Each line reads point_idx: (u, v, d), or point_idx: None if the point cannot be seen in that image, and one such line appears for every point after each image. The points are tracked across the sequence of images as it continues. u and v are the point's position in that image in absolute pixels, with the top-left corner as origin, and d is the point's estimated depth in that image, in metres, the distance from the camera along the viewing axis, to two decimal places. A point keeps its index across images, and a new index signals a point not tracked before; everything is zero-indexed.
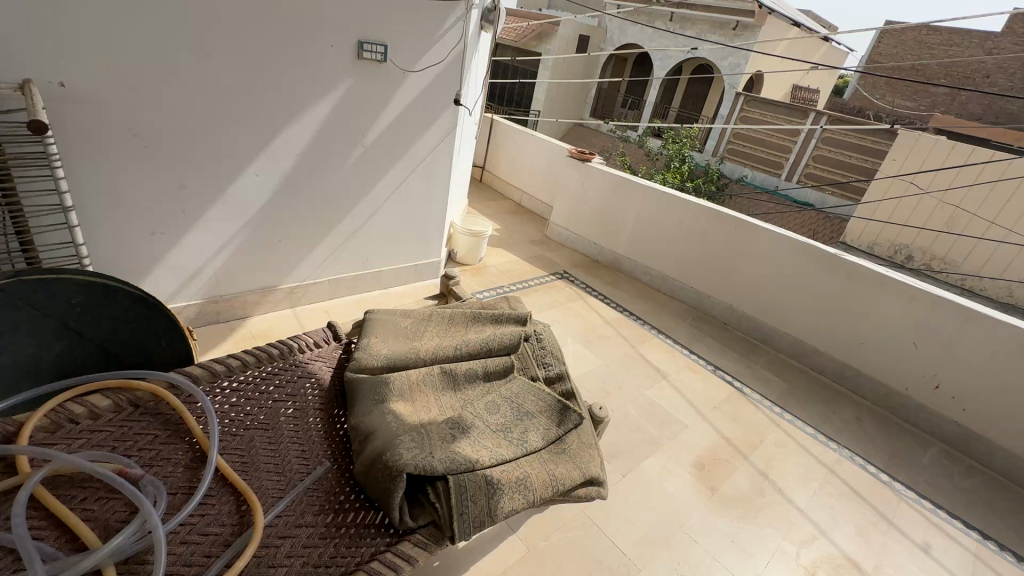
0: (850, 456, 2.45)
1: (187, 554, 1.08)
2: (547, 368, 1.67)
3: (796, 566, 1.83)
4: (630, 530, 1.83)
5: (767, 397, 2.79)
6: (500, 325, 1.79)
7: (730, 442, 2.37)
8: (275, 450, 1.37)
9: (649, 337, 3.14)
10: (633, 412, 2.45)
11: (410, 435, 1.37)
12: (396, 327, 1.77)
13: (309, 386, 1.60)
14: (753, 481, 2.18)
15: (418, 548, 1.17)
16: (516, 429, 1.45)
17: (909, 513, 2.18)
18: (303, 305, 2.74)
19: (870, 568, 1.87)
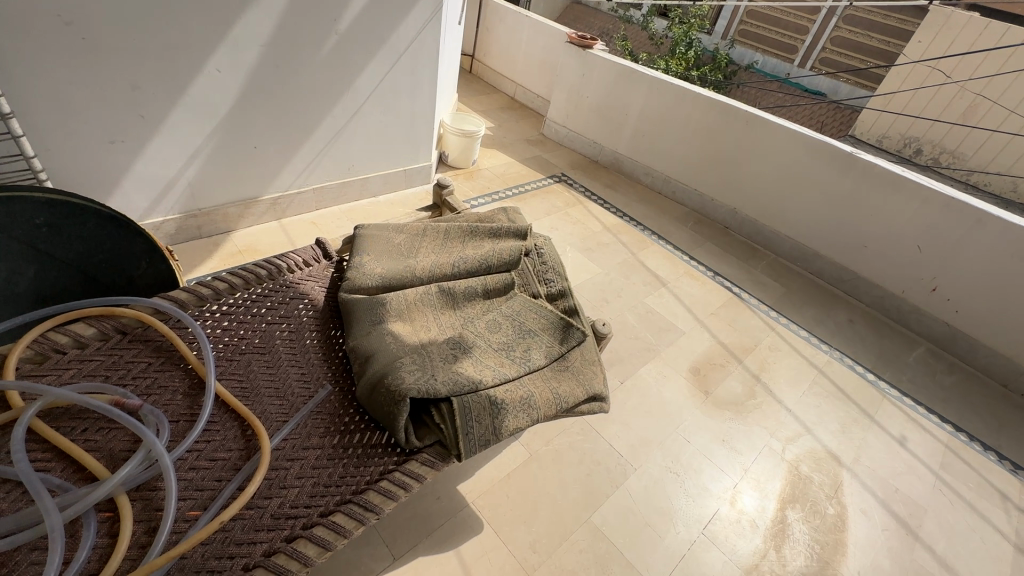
0: (840, 358, 2.52)
1: (198, 479, 1.09)
2: (550, 284, 1.61)
3: (781, 460, 1.95)
4: (627, 433, 1.91)
5: (764, 302, 2.80)
6: (499, 240, 1.69)
7: (725, 348, 2.41)
8: (274, 374, 1.35)
9: (650, 244, 3.07)
10: (631, 321, 2.45)
11: (411, 357, 1.34)
12: (389, 243, 1.66)
13: (303, 308, 1.54)
14: (745, 384, 2.25)
15: (426, 466, 1.19)
16: (518, 348, 1.42)
17: (889, 409, 2.29)
18: (288, 216, 2.60)
19: (848, 461, 2.01)
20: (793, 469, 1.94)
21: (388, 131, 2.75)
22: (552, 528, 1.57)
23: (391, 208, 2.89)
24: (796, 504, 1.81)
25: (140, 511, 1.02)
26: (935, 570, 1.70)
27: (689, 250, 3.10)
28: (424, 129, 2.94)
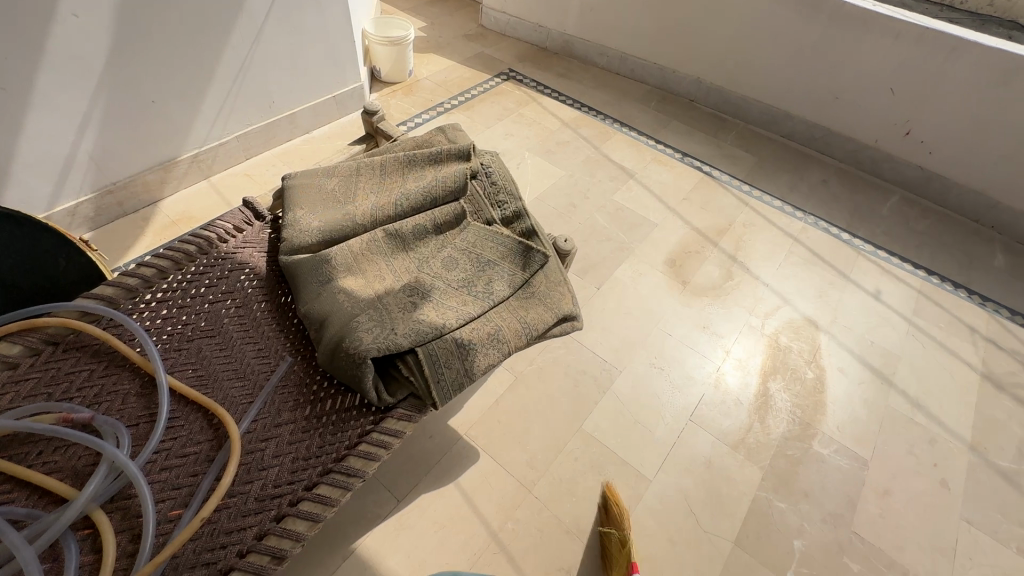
0: (815, 222, 2.48)
1: (173, 478, 1.07)
2: (503, 207, 1.48)
3: (761, 336, 1.99)
4: (609, 339, 1.91)
5: (737, 176, 2.69)
6: (441, 166, 1.54)
7: (699, 233, 2.35)
8: (230, 355, 1.28)
9: (613, 134, 2.87)
10: (601, 221, 2.36)
11: (368, 313, 1.27)
12: (321, 191, 1.50)
13: (245, 279, 1.43)
14: (723, 266, 2.22)
15: (403, 421, 1.17)
16: (479, 282, 1.35)
17: (864, 266, 2.30)
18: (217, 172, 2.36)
19: (826, 324, 2.05)
20: (774, 342, 1.97)
21: (305, 55, 2.42)
22: (546, 443, 1.62)
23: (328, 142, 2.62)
24: (777, 375, 1.87)
25: (120, 521, 1.00)
26: (908, 411, 1.80)
27: (655, 133, 2.92)
28: (345, 46, 2.59)
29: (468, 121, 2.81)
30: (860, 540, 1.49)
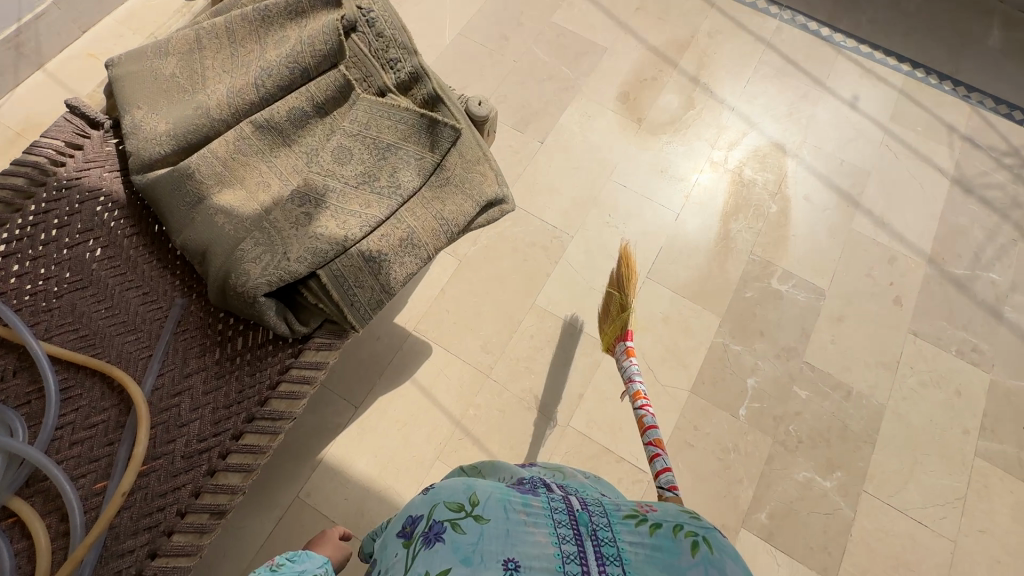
0: (792, 17, 2.08)
1: (87, 451, 0.99)
2: (396, 68, 1.16)
3: (724, 172, 1.80)
4: (557, 202, 1.72)
5: None
6: (306, 21, 1.16)
7: (657, 52, 1.98)
8: (111, 306, 1.10)
9: None
10: (540, 53, 1.95)
11: (253, 236, 1.06)
12: (157, 78, 1.14)
13: (102, 208, 1.17)
14: (683, 92, 1.92)
15: (323, 351, 1.07)
16: (382, 174, 1.11)
17: (843, 68, 2.00)
18: (50, 56, 1.82)
19: (794, 148, 1.85)
20: (737, 177, 1.80)
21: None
22: (499, 326, 1.55)
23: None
24: (739, 215, 1.74)
25: (44, 503, 0.95)
26: (871, 233, 1.73)
27: None
28: None
29: None
30: (809, 369, 1.54)
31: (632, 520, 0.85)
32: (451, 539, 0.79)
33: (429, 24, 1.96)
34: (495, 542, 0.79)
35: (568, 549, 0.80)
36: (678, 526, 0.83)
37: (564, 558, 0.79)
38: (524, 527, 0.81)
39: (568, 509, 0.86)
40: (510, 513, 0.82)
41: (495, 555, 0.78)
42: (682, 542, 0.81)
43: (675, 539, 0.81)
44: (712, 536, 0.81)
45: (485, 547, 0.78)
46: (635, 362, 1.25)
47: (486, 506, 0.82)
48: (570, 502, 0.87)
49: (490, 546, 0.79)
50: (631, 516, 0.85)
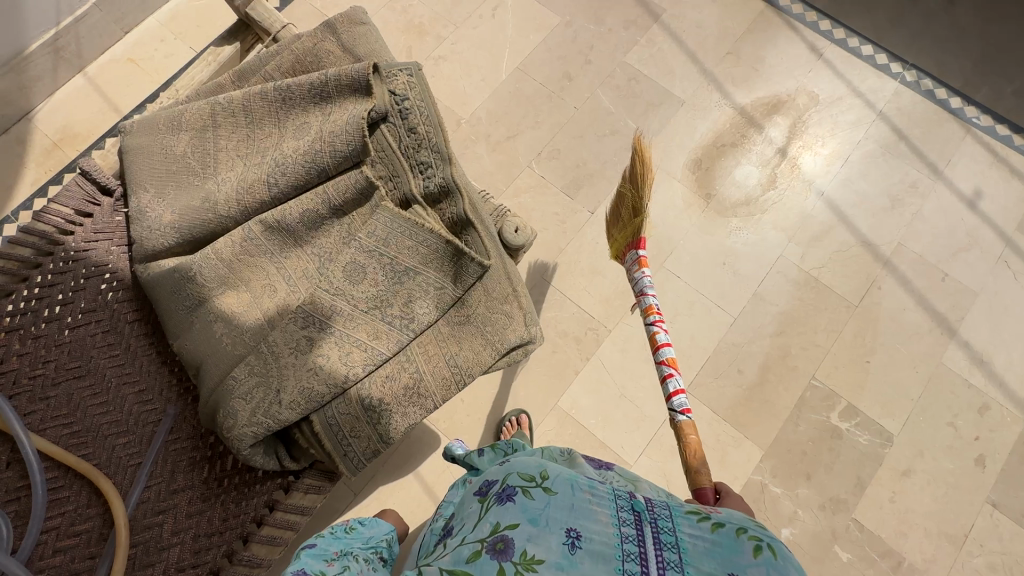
0: (916, 80, 1.74)
1: (69, 562, 0.97)
2: (426, 174, 1.00)
3: (798, 273, 1.56)
4: (599, 287, 1.54)
5: (812, 4, 1.83)
6: (330, 107, 1.00)
7: (742, 113, 1.71)
8: (106, 400, 1.05)
9: None
10: (606, 101, 1.72)
11: (250, 359, 0.96)
12: (166, 157, 1.03)
13: (105, 286, 1.10)
14: (766, 167, 1.65)
15: (311, 495, 1.05)
16: (395, 302, 0.98)
17: (970, 153, 1.67)
18: (91, 58, 1.75)
19: (888, 252, 1.57)
20: (814, 280, 1.55)
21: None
22: None
23: None
24: (807, 327, 1.51)
25: None
26: (964, 371, 1.47)
27: None
28: None
29: None
30: (857, 528, 1.36)
31: (695, 514, 0.67)
32: (520, 502, 0.67)
33: (487, 55, 1.77)
34: (562, 512, 0.66)
35: (630, 531, 0.65)
36: (744, 526, 0.65)
37: (624, 541, 0.64)
38: (587, 503, 0.67)
39: (632, 495, 0.70)
40: (579, 488, 0.68)
41: (560, 521, 0.65)
42: (745, 542, 0.63)
43: (736, 538, 0.64)
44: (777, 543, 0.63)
45: (554, 515, 0.65)
46: (647, 272, 1.16)
47: (556, 482, 0.69)
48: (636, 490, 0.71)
49: (558, 513, 0.65)
50: (694, 510, 0.68)
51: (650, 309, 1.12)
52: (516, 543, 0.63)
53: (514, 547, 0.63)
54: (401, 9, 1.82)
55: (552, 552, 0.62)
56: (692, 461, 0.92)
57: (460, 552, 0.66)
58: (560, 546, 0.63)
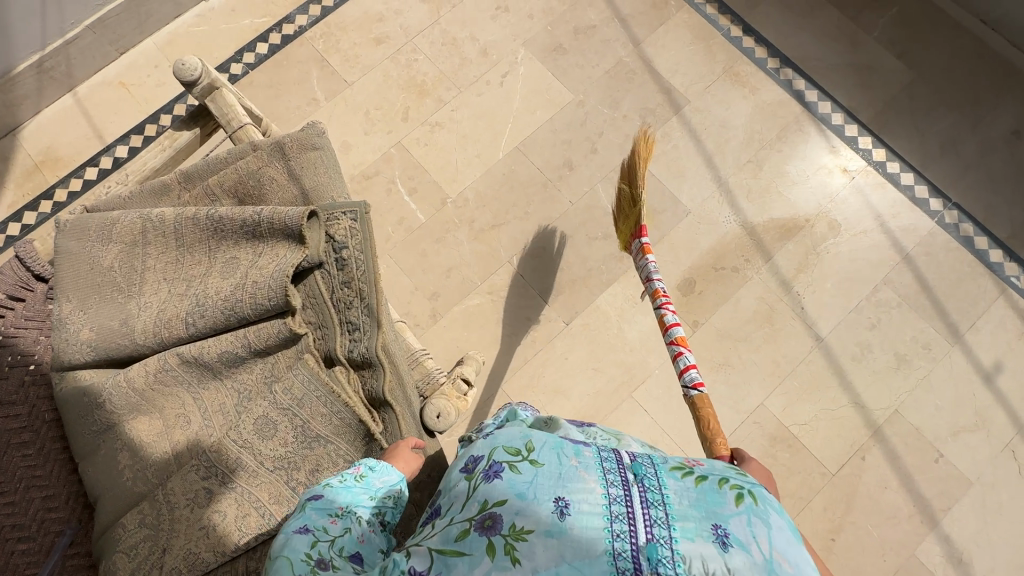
0: (955, 222, 1.56)
1: None
2: (353, 337, 0.94)
3: (776, 427, 1.43)
4: (559, 408, 1.46)
5: (855, 115, 1.64)
6: (262, 245, 0.92)
7: (750, 234, 1.56)
8: (8, 503, 1.00)
9: (672, 8, 1.74)
10: (604, 199, 1.59)
11: (144, 506, 0.92)
12: (93, 268, 0.98)
13: (28, 378, 1.06)
14: (764, 300, 1.51)
15: None
16: (302, 467, 0.92)
17: (999, 319, 1.49)
18: (82, 78, 1.69)
19: (881, 419, 1.43)
20: (791, 438, 1.43)
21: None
22: None
23: (229, 13, 1.75)
24: None
25: None
26: (937, 568, 1.35)
27: (746, 9, 1.74)
28: None
29: None
30: None
31: (681, 467, 0.59)
32: (505, 475, 0.57)
33: (486, 128, 1.65)
34: (549, 479, 0.56)
35: (618, 493, 0.56)
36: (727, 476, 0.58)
37: (612, 505, 0.55)
38: (574, 469, 0.57)
39: (619, 452, 0.60)
40: (564, 453, 0.58)
41: (549, 491, 0.55)
42: (728, 492, 0.56)
43: (719, 488, 0.57)
44: (760, 490, 0.57)
45: (543, 485, 0.55)
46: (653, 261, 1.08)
47: (541, 452, 0.58)
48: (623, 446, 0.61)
49: (546, 483, 0.56)
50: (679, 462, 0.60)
51: (656, 290, 1.06)
52: (504, 519, 0.54)
53: (502, 523, 0.54)
54: (405, 63, 1.71)
55: (541, 526, 0.54)
56: (707, 433, 0.85)
57: (446, 532, 0.56)
58: (550, 517, 0.54)
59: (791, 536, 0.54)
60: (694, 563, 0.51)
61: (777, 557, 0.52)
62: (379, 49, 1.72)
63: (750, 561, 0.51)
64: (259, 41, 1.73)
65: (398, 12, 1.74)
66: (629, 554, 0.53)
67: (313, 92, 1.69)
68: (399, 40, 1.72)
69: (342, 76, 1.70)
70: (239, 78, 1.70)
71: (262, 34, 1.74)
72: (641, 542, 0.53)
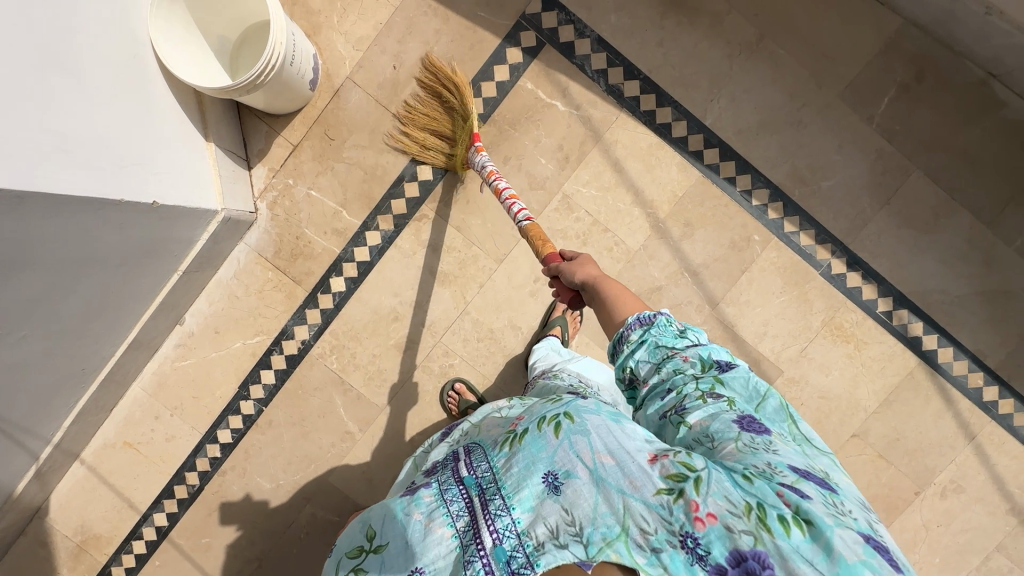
0: None
1: None
2: None
3: None
4: None
5: (981, 361, 1.39)
6: None
7: None
8: None
9: (757, 246, 1.37)
10: None
11: None
12: None
13: None
14: None
15: None
16: None
17: None
18: (83, 446, 1.48)
19: None
20: None
21: (48, 292, 0.98)
22: None
23: (214, 336, 1.44)
24: None
25: None
26: None
27: (850, 234, 1.37)
28: (142, 192, 1.03)
29: (456, 248, 1.40)
30: None
31: (506, 443, 0.64)
32: None
33: None
34: (395, 559, 0.63)
35: (462, 522, 0.60)
36: (543, 418, 0.62)
37: (461, 536, 0.60)
38: (418, 529, 0.63)
39: (456, 478, 0.65)
40: (405, 522, 0.64)
41: (397, 572, 0.62)
42: (546, 430, 0.60)
43: (539, 433, 0.60)
44: (574, 408, 0.61)
45: (390, 572, 0.63)
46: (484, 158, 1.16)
47: (382, 535, 0.66)
48: (458, 470, 0.66)
49: (394, 567, 0.63)
50: (506, 441, 0.64)
51: (488, 172, 1.13)
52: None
53: None
54: (439, 372, 1.43)
55: None
56: (537, 243, 0.99)
57: None
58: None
59: (608, 425, 0.56)
60: (535, 527, 0.55)
61: (597, 458, 0.55)
62: (404, 358, 1.43)
63: (576, 480, 0.55)
64: (262, 367, 1.45)
65: (415, 305, 1.41)
66: (481, 566, 0.56)
67: (343, 424, 1.46)
68: (426, 342, 1.42)
69: (371, 398, 1.45)
70: (254, 418, 1.47)
71: (262, 358, 1.45)
72: (489, 547, 0.56)
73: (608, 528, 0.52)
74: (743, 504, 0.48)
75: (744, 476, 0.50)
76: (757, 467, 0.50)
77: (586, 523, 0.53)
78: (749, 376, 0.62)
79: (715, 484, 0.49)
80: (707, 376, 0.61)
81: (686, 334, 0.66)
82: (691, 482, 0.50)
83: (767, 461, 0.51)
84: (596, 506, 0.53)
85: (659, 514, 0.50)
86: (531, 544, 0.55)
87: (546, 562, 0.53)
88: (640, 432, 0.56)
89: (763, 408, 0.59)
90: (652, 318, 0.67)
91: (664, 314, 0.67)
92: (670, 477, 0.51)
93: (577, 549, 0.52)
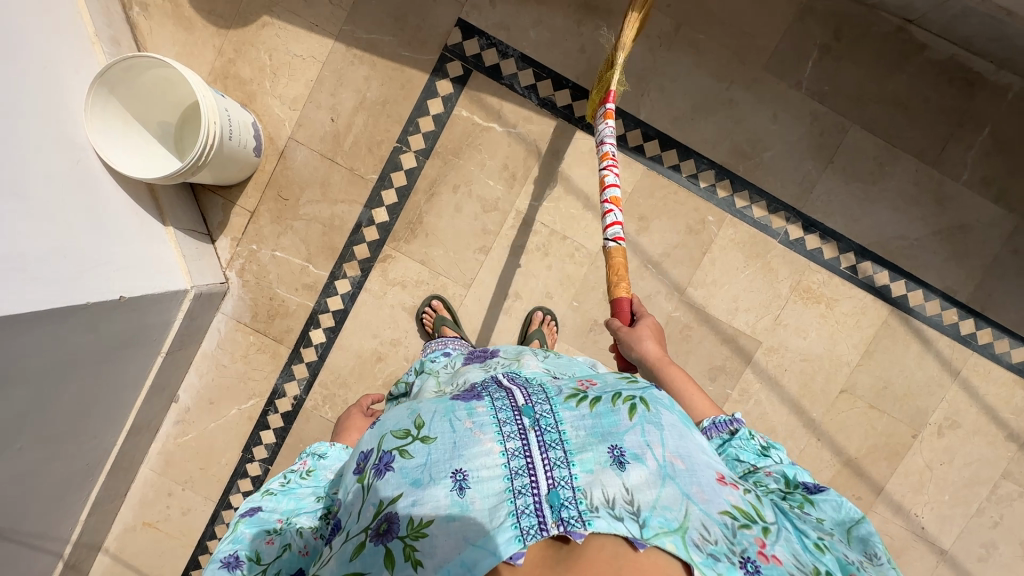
0: None
1: None
2: None
3: None
4: None
5: (953, 297, 1.41)
6: None
7: (855, 468, 1.46)
8: None
9: (713, 226, 1.40)
10: None
11: None
12: None
13: None
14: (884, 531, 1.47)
15: None
16: None
17: None
18: (105, 535, 1.52)
19: None
20: None
21: (36, 402, 1.02)
22: None
23: (210, 407, 1.49)
24: None
25: None
26: None
27: (802, 199, 1.39)
28: (106, 289, 1.06)
29: (423, 282, 1.43)
30: None
31: (574, 399, 0.64)
32: (398, 466, 0.59)
33: None
34: (445, 453, 0.59)
35: (515, 445, 0.58)
36: (616, 394, 0.64)
37: (510, 459, 0.58)
38: (469, 437, 0.59)
39: (513, 404, 0.62)
40: (456, 425, 0.60)
41: (443, 467, 0.58)
42: (620, 409, 0.62)
43: (612, 408, 0.62)
44: (650, 396, 0.63)
45: (437, 462, 0.58)
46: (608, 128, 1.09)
47: (433, 427, 0.61)
48: (515, 396, 0.63)
49: (440, 461, 0.58)
50: (573, 396, 0.64)
51: (601, 152, 1.09)
52: (400, 516, 0.56)
53: (398, 522, 0.56)
54: None
55: (443, 509, 0.56)
56: (614, 280, 1.00)
57: (343, 551, 0.57)
58: (450, 496, 0.56)
59: (680, 428, 0.61)
60: (593, 488, 0.56)
61: (668, 458, 0.59)
62: None
63: (644, 467, 0.58)
64: (261, 429, 1.49)
65: (395, 343, 1.45)
66: (532, 501, 0.55)
67: None
68: None
69: None
70: (263, 478, 1.51)
71: (259, 420, 1.49)
72: (542, 489, 0.56)
73: (666, 519, 0.54)
74: (811, 566, 0.55)
75: (814, 544, 0.57)
76: (830, 546, 0.57)
77: (645, 507, 0.55)
78: (840, 500, 0.61)
79: (783, 539, 0.56)
80: (795, 495, 0.63)
81: (768, 451, 0.68)
82: (759, 525, 0.57)
83: (852, 556, 0.57)
84: (658, 498, 0.56)
85: (721, 530, 0.55)
86: (585, 502, 0.55)
87: (599, 525, 0.53)
88: (707, 455, 0.62)
89: (854, 536, 0.59)
90: (731, 427, 0.71)
91: (743, 427, 0.70)
92: (738, 509, 0.58)
93: (632, 525, 0.54)
